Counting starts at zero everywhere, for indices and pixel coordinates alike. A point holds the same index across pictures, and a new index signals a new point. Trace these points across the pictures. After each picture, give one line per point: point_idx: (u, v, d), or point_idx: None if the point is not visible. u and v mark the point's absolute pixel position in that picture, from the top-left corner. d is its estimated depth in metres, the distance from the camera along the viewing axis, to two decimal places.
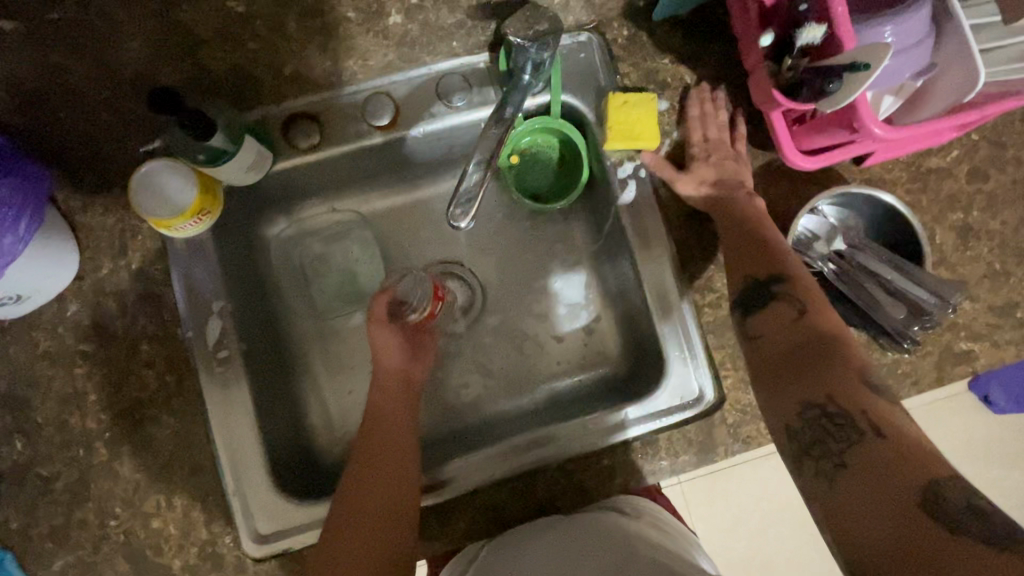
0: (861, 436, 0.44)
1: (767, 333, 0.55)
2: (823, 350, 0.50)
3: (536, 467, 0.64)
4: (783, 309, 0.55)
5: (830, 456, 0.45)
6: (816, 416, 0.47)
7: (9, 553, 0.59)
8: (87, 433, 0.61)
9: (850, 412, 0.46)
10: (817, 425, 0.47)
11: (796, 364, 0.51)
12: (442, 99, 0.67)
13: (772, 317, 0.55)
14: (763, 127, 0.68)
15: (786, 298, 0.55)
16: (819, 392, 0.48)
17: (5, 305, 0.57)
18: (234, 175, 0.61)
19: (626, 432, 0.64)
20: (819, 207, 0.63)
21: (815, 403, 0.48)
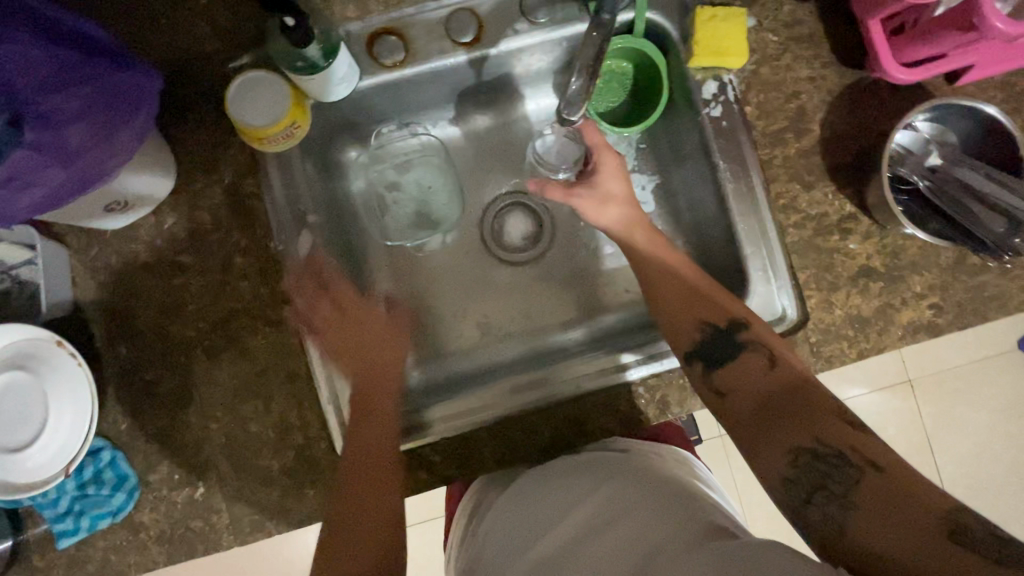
0: (861, 472, 0.44)
1: (736, 387, 0.56)
2: (790, 403, 0.51)
3: (557, 400, 0.65)
4: (755, 361, 0.56)
5: (835, 500, 0.45)
6: (810, 460, 0.47)
7: (119, 452, 0.62)
8: (186, 342, 0.63)
9: (843, 450, 0.46)
10: (811, 470, 0.47)
11: (768, 419, 0.51)
12: (525, 16, 0.66)
13: (741, 367, 0.56)
14: (854, 43, 0.66)
15: (753, 346, 0.57)
16: (806, 434, 0.48)
17: (111, 213, 0.59)
18: (326, 87, 0.62)
19: (640, 369, 0.65)
20: (914, 122, 0.62)
21: (802, 447, 0.48)
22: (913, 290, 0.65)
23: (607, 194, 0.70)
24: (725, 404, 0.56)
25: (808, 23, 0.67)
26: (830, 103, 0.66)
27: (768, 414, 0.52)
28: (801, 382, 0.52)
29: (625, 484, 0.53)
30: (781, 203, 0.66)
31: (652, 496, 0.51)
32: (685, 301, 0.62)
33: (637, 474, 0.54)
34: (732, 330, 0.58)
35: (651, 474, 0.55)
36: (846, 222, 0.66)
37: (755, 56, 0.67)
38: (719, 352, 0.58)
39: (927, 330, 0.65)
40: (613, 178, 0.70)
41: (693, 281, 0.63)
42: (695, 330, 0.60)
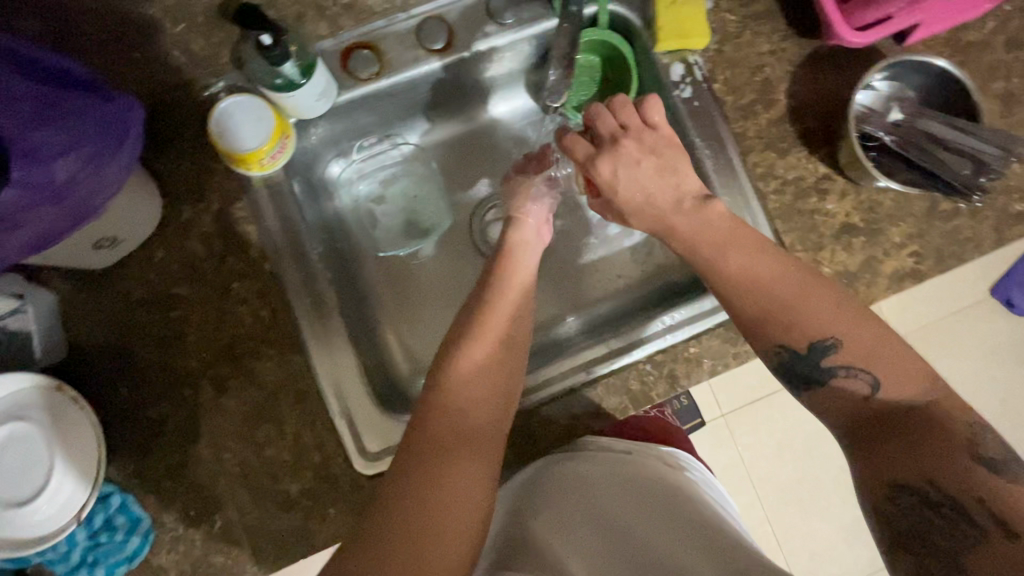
0: (984, 536, 0.42)
1: (835, 413, 0.52)
2: (922, 434, 0.46)
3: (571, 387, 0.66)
4: (847, 387, 0.50)
5: (940, 555, 0.43)
6: (921, 509, 0.45)
7: (129, 495, 0.59)
8: (189, 374, 0.62)
9: (961, 500, 0.43)
10: (919, 516, 0.44)
11: (881, 446, 0.48)
12: (493, 19, 0.68)
13: (834, 391, 0.51)
14: (807, 14, 0.69)
15: (833, 351, 0.51)
16: (920, 475, 0.45)
17: (100, 250, 0.58)
18: (307, 104, 0.62)
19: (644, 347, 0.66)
20: (872, 82, 0.65)
21: (912, 486, 0.45)
22: (893, 242, 0.68)
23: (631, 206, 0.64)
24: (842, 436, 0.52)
25: (762, 0, 0.70)
26: (792, 73, 0.69)
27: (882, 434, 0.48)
28: (919, 420, 0.47)
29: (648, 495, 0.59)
30: (759, 171, 0.68)
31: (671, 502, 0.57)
32: (759, 316, 0.54)
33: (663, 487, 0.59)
34: (814, 351, 0.51)
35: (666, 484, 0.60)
36: (822, 184, 0.68)
37: (717, 36, 0.70)
38: (813, 371, 0.52)
39: (911, 278, 0.68)
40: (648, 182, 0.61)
41: (781, 287, 0.53)
42: (774, 354, 0.53)
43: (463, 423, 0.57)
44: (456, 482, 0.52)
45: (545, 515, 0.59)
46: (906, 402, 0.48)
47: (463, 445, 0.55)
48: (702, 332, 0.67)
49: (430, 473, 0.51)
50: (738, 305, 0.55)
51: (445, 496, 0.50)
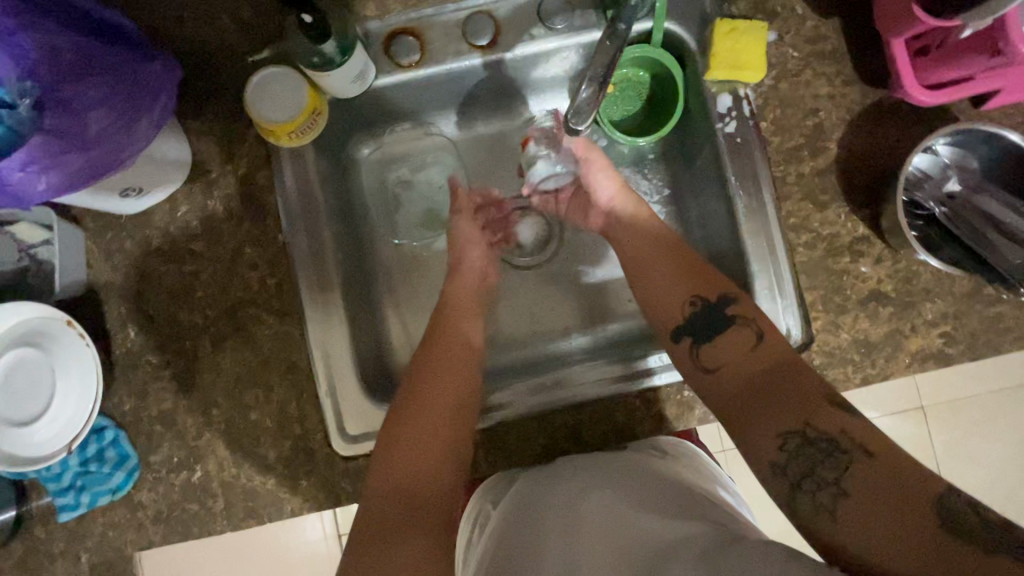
0: (849, 459, 0.43)
1: (725, 364, 0.55)
2: (789, 379, 0.50)
3: (561, 407, 0.65)
4: (743, 336, 0.55)
5: (826, 487, 0.44)
6: (799, 445, 0.46)
7: (122, 432, 0.63)
8: (193, 328, 0.64)
9: (833, 434, 0.45)
10: (800, 455, 0.46)
11: (756, 401, 0.50)
12: (543, 22, 0.66)
13: (729, 342, 0.56)
14: (878, 63, 0.65)
15: (743, 321, 0.56)
16: (795, 419, 0.47)
17: (127, 198, 0.60)
18: (342, 85, 0.62)
19: (663, 377, 0.64)
20: (935, 146, 0.61)
21: (791, 432, 0.47)
22: (925, 318, 0.63)
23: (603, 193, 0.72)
24: (711, 396, 0.55)
25: (831, 40, 0.65)
26: (849, 122, 0.65)
27: (753, 397, 0.51)
28: (786, 364, 0.52)
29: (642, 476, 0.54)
30: (791, 220, 0.65)
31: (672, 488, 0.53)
32: (675, 289, 0.62)
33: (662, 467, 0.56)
34: (719, 305, 0.58)
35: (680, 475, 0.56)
36: (858, 244, 0.64)
37: (774, 70, 0.66)
38: (714, 320, 0.58)
39: (936, 359, 0.63)
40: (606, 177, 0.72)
41: (676, 266, 0.63)
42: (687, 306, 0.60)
43: (443, 377, 0.62)
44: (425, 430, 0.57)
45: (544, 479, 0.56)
46: (781, 356, 0.52)
47: (442, 380, 0.61)
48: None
49: (412, 420, 0.58)
50: (641, 266, 0.66)
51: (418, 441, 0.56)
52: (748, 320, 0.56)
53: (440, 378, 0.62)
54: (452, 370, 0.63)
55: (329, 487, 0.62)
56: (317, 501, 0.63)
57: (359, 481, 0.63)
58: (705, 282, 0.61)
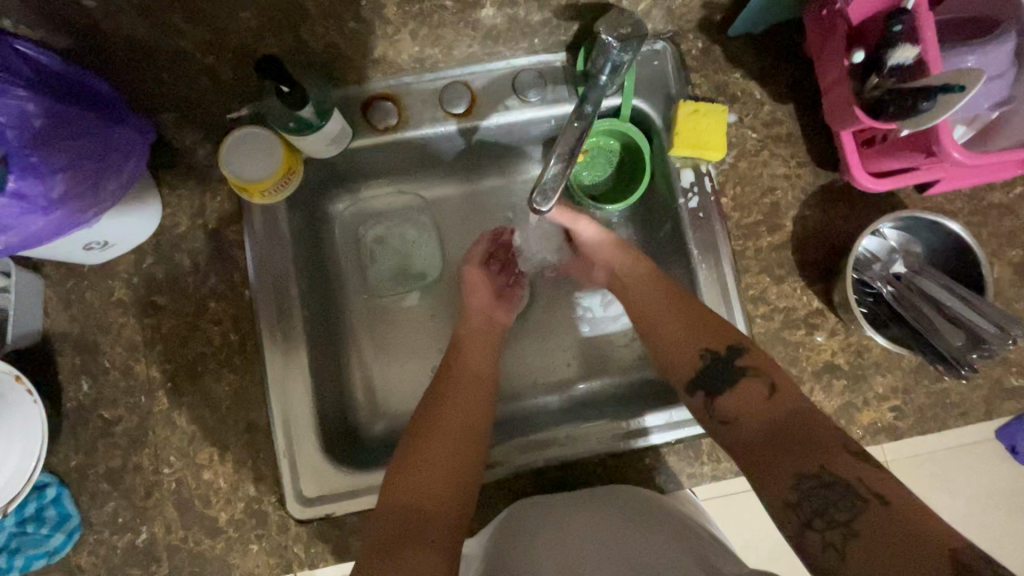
0: (865, 504, 0.45)
1: (739, 415, 0.56)
2: (805, 430, 0.52)
3: (529, 468, 0.65)
4: (754, 389, 0.57)
5: (837, 527, 0.46)
6: (812, 487, 0.48)
7: (65, 490, 0.61)
8: (149, 381, 0.63)
9: (848, 480, 0.47)
10: (814, 496, 0.48)
11: (774, 446, 0.52)
12: (516, 94, 0.69)
13: (740, 395, 0.57)
14: (828, 147, 0.69)
15: (751, 375, 0.58)
16: (812, 462, 0.49)
17: (90, 251, 0.60)
18: (318, 146, 0.64)
19: (662, 435, 0.65)
20: (881, 229, 0.65)
21: (808, 474, 0.49)
22: (876, 391, 0.66)
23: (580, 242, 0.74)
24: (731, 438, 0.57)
25: (786, 124, 0.70)
26: (804, 201, 0.68)
27: (773, 437, 0.53)
28: (802, 421, 0.53)
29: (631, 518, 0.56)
30: (750, 292, 0.67)
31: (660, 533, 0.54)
32: (670, 340, 0.64)
33: (653, 513, 0.57)
34: (729, 361, 0.59)
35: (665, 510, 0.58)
36: (813, 317, 0.67)
37: (734, 150, 0.69)
38: (720, 377, 0.59)
39: (887, 433, 0.65)
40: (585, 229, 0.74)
41: (679, 319, 0.64)
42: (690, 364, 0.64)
43: (465, 392, 0.65)
44: (444, 443, 0.60)
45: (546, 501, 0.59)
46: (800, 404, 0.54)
47: (461, 393, 0.65)
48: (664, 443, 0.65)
49: (433, 433, 0.61)
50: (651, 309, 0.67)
51: (442, 452, 0.59)
52: (758, 373, 0.58)
53: (458, 392, 0.65)
54: (474, 385, 0.66)
55: (280, 552, 0.61)
56: (268, 567, 0.61)
57: (313, 547, 0.61)
58: (712, 330, 0.62)
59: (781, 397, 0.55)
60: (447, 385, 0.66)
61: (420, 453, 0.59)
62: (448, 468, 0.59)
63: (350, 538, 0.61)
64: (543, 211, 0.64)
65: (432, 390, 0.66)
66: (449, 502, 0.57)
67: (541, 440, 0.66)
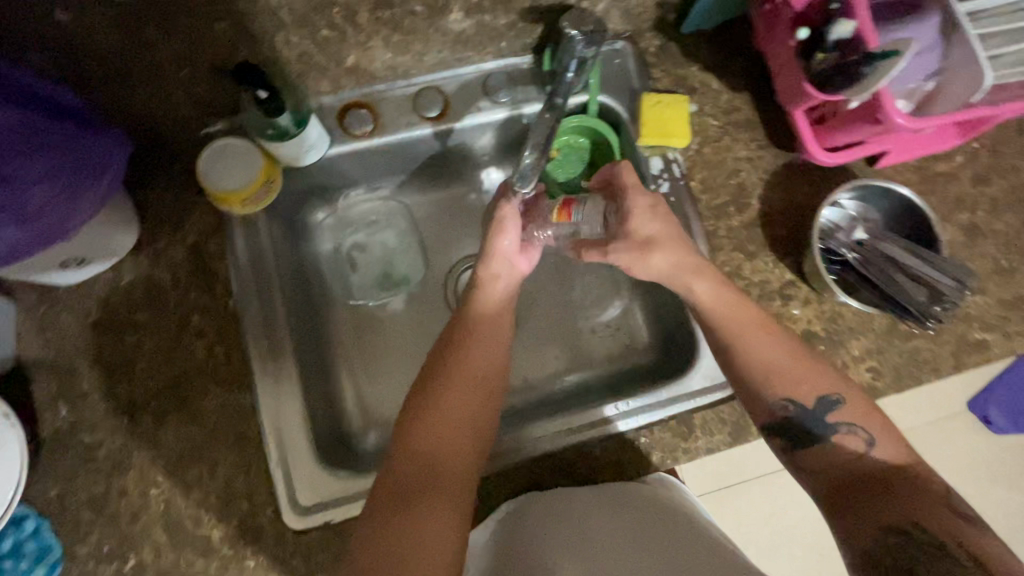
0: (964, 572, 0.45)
1: (827, 469, 0.55)
2: (905, 485, 0.51)
3: (528, 457, 0.65)
4: (851, 444, 0.54)
5: None
6: (898, 541, 0.48)
7: (45, 522, 0.58)
8: (132, 401, 0.61)
9: (945, 542, 0.46)
10: (897, 550, 0.47)
11: (872, 498, 0.51)
12: (487, 95, 0.71)
13: (840, 447, 0.55)
14: (784, 129, 0.73)
15: (850, 430, 0.55)
16: (907, 517, 0.48)
17: (66, 269, 0.59)
18: (296, 153, 0.65)
19: (628, 422, 0.66)
20: (840, 200, 0.69)
21: (898, 529, 0.48)
22: (852, 355, 0.68)
23: (642, 238, 0.64)
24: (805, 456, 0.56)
25: (744, 110, 0.74)
26: (767, 181, 0.72)
27: (859, 485, 0.52)
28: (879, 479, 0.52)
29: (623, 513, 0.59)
30: (726, 269, 0.70)
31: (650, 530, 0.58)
32: (763, 375, 0.58)
33: (654, 520, 0.58)
34: (825, 408, 0.56)
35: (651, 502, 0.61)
36: (787, 289, 0.70)
37: (698, 137, 0.73)
38: (817, 428, 0.56)
39: (868, 393, 0.68)
40: (649, 219, 0.64)
41: (774, 355, 0.58)
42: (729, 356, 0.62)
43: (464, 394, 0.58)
44: (439, 448, 0.55)
45: (563, 498, 0.61)
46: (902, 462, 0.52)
47: (463, 378, 0.59)
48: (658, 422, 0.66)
49: (436, 417, 0.57)
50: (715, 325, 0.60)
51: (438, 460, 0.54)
52: (854, 427, 0.55)
53: (455, 394, 0.58)
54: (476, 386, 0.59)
55: (278, 566, 0.59)
56: None
57: (313, 558, 0.59)
58: (821, 372, 0.58)
59: (882, 449, 0.53)
60: (443, 391, 0.58)
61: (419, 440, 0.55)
62: (451, 454, 0.55)
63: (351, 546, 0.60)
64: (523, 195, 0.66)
65: (433, 367, 0.60)
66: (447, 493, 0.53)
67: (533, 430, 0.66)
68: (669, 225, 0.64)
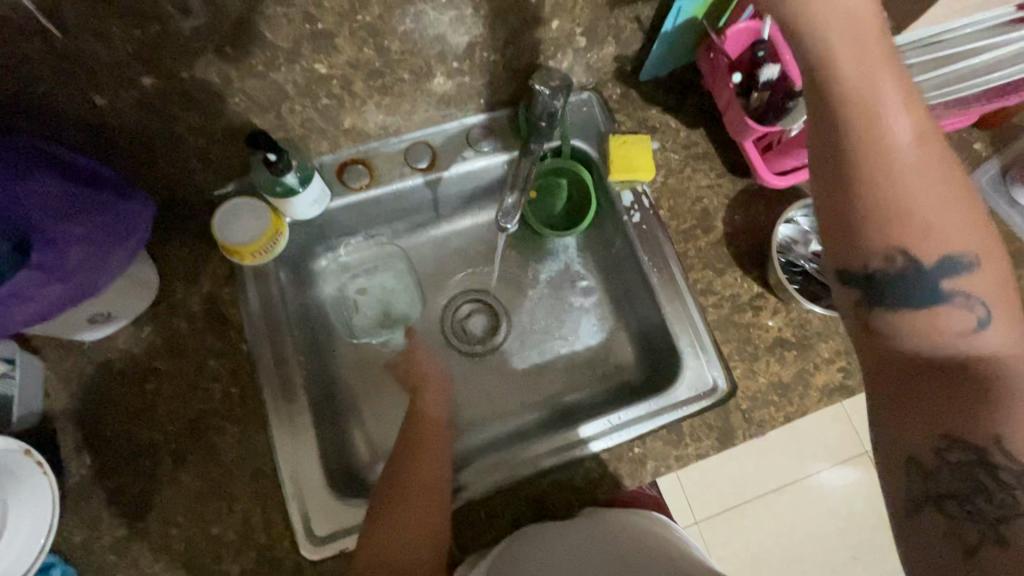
0: None
1: (898, 323, 0.45)
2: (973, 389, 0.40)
3: (531, 474, 0.69)
4: (957, 316, 0.43)
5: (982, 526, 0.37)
6: (970, 463, 0.38)
7: (70, 568, 0.60)
8: (153, 445, 0.65)
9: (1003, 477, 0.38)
10: (959, 466, 0.39)
11: (979, 389, 0.40)
12: (470, 146, 0.80)
13: (946, 315, 0.44)
14: (739, 159, 0.82)
15: (965, 299, 0.44)
16: (986, 433, 0.38)
17: (94, 323, 0.64)
18: (302, 207, 0.72)
19: (606, 440, 0.70)
20: (793, 216, 0.76)
21: (940, 433, 0.40)
22: (823, 356, 0.74)
23: None
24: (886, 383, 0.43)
25: (701, 144, 0.82)
26: (728, 204, 0.80)
27: (956, 382, 0.41)
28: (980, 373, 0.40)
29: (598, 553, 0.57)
30: (699, 285, 0.76)
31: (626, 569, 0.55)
32: (885, 211, 0.43)
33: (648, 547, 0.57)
34: (949, 268, 0.44)
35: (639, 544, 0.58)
36: (756, 300, 0.76)
37: (662, 170, 0.81)
38: (927, 286, 0.44)
39: (841, 392, 0.73)
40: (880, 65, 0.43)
41: (943, 178, 0.43)
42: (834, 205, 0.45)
43: (419, 492, 0.63)
44: (403, 552, 0.58)
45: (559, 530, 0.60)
46: (960, 350, 0.42)
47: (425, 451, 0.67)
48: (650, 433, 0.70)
49: (403, 491, 0.63)
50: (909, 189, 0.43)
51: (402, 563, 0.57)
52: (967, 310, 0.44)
53: (424, 465, 0.66)
54: (428, 481, 0.64)
55: None
56: None
57: None
58: (998, 277, 0.44)
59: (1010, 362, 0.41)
60: (403, 493, 0.62)
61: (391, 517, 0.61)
62: (428, 515, 0.61)
63: None
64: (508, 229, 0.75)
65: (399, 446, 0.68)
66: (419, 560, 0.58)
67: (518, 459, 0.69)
68: (880, 38, 0.44)
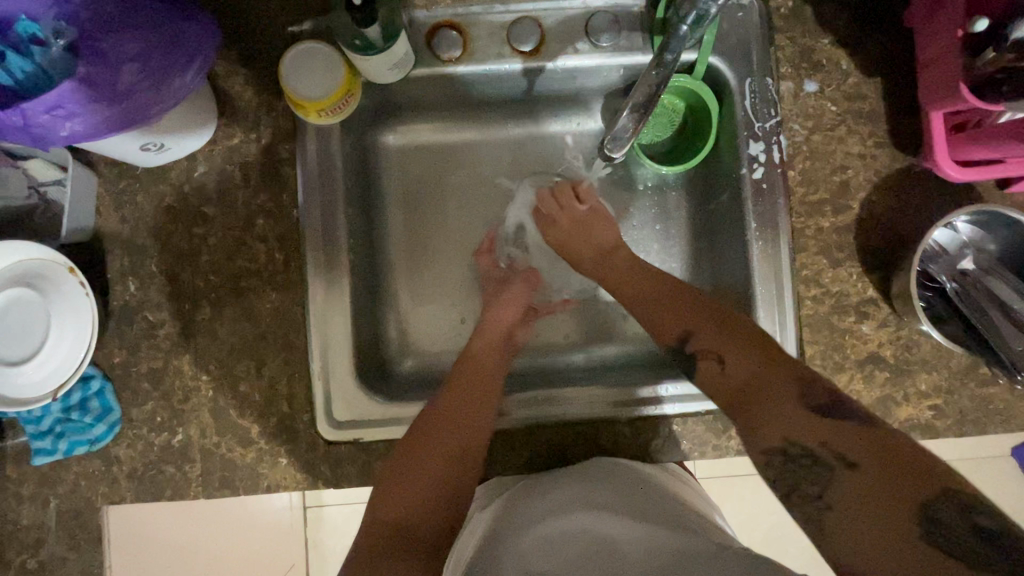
0: (832, 471, 0.43)
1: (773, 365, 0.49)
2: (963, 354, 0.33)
3: (557, 421, 0.65)
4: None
5: (812, 501, 0.43)
6: (783, 462, 0.46)
7: (108, 384, 0.63)
8: (195, 290, 0.64)
9: (813, 448, 0.45)
10: (785, 471, 0.46)
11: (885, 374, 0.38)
12: (588, 37, 0.65)
13: None
14: (913, 129, 0.65)
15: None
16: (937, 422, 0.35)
17: (147, 151, 0.60)
18: (379, 69, 0.62)
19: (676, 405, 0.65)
20: (955, 222, 0.62)
21: (775, 450, 0.47)
22: (918, 388, 0.63)
23: None
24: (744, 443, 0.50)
25: (870, 99, 0.65)
26: (874, 184, 0.65)
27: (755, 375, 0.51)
28: None
29: (628, 502, 0.53)
30: (805, 271, 0.65)
31: (652, 521, 0.51)
32: None
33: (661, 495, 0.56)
34: None
35: (665, 495, 0.56)
36: (865, 306, 0.64)
37: (810, 121, 0.66)
38: None
39: (923, 431, 0.63)
40: None
41: None
42: None
43: (465, 388, 0.63)
44: (458, 419, 0.60)
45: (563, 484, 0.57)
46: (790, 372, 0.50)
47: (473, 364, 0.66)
48: (663, 415, 0.65)
49: (459, 381, 0.63)
50: None
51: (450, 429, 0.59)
52: None
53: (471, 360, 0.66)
54: (476, 374, 0.65)
55: (308, 468, 0.62)
56: (295, 481, 0.62)
57: (340, 467, 0.62)
58: None
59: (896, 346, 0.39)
60: (463, 364, 0.66)
61: (447, 399, 0.62)
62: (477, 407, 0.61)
63: (373, 465, 0.63)
64: (614, 158, 0.65)
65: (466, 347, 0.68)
66: (460, 454, 0.58)
67: (549, 398, 0.66)
68: None
